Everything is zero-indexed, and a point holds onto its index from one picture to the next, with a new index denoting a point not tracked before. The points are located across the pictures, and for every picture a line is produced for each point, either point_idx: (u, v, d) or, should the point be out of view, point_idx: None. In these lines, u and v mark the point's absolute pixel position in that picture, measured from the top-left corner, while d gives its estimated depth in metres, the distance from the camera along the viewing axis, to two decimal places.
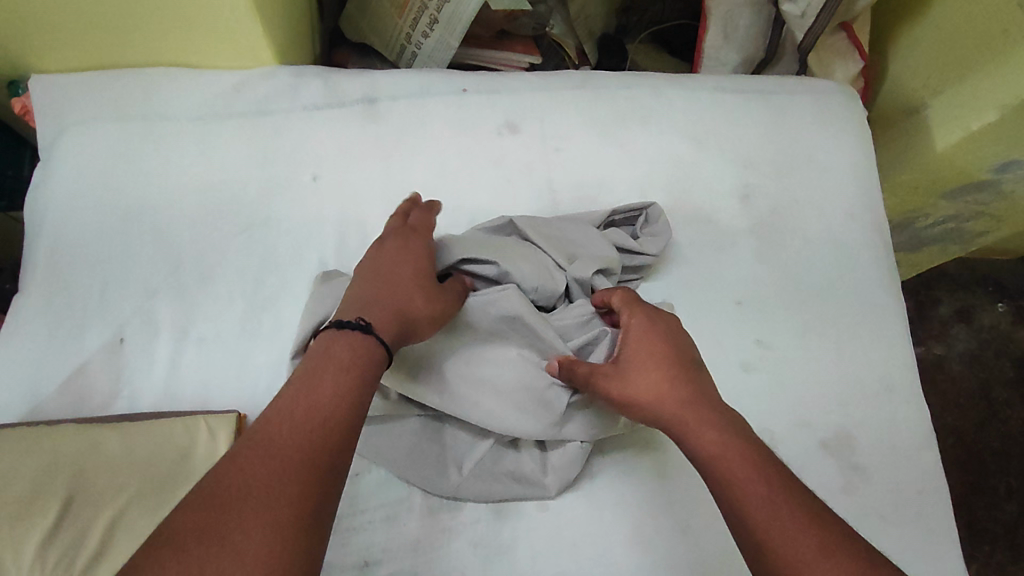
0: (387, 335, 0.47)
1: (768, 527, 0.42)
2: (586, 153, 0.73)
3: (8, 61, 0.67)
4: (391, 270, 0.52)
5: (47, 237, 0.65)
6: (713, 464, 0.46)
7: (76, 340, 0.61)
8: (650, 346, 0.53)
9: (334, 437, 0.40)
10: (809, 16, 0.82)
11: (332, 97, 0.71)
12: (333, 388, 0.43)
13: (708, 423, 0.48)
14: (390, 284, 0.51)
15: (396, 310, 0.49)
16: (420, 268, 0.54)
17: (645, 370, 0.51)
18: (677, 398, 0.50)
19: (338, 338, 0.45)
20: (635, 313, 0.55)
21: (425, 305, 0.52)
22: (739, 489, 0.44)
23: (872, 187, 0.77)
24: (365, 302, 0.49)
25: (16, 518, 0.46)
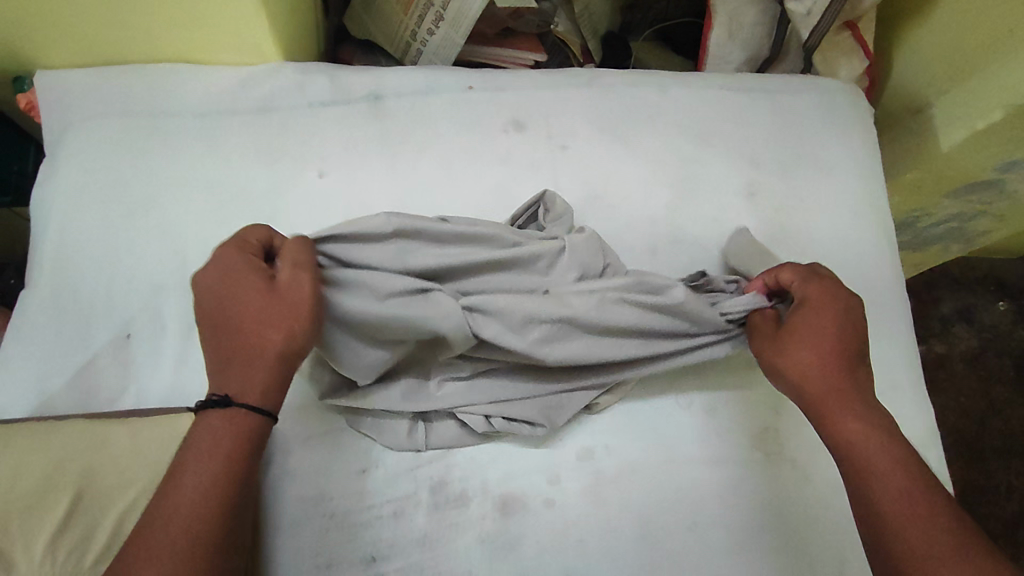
0: (251, 397, 0.47)
1: (890, 510, 0.46)
2: (592, 150, 0.74)
3: (14, 56, 0.67)
4: (226, 316, 0.49)
5: (54, 233, 0.65)
6: (852, 449, 0.50)
7: (83, 335, 0.61)
8: (819, 328, 0.55)
9: (224, 485, 0.44)
10: (814, 14, 0.82)
11: (338, 93, 0.71)
12: (218, 441, 0.45)
13: (854, 411, 0.51)
14: (232, 332, 0.49)
15: (252, 357, 0.48)
16: (247, 293, 0.49)
17: (807, 347, 0.54)
18: (829, 381, 0.53)
19: (205, 415, 0.46)
20: (813, 292, 0.57)
21: (277, 333, 0.48)
22: (870, 474, 0.48)
23: (877, 186, 0.77)
24: (218, 368, 0.48)
25: (27, 511, 0.47)
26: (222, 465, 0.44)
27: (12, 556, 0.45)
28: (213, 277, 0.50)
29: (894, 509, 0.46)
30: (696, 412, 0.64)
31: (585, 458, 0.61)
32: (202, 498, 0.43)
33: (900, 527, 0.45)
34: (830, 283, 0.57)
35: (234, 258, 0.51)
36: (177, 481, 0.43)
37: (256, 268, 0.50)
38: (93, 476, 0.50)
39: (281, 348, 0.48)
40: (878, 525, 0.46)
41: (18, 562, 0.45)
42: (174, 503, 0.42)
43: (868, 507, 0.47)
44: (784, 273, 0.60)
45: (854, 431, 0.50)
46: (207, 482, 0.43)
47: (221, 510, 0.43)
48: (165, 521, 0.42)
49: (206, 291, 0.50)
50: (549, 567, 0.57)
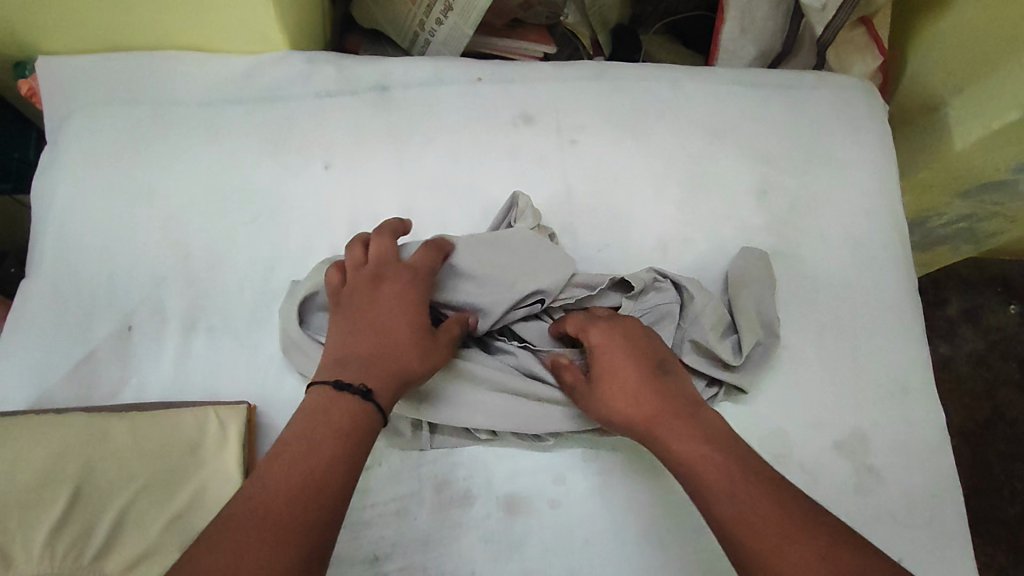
0: (386, 404, 0.48)
1: (732, 518, 0.44)
2: (602, 145, 0.72)
3: (15, 41, 0.66)
4: (388, 322, 0.51)
5: (54, 222, 0.64)
6: (686, 472, 0.48)
7: (83, 326, 0.60)
8: (623, 367, 0.54)
9: (342, 468, 0.43)
10: (830, 9, 0.80)
11: (344, 83, 0.70)
12: (348, 419, 0.46)
13: (678, 429, 0.50)
14: (390, 342, 0.50)
15: (396, 372, 0.49)
16: (415, 316, 0.52)
17: (618, 387, 0.53)
18: (647, 412, 0.52)
19: (342, 396, 0.46)
20: (595, 331, 0.57)
21: (425, 361, 0.51)
22: (705, 490, 0.46)
23: (891, 185, 0.76)
24: (363, 364, 0.49)
25: (27, 505, 0.46)
26: (342, 448, 0.44)
27: (11, 549, 0.45)
28: (394, 286, 0.53)
29: (732, 515, 0.44)
30: None
31: (589, 457, 0.60)
32: (320, 477, 0.42)
33: (742, 530, 0.43)
34: (604, 319, 0.57)
35: (417, 276, 0.54)
36: (306, 449, 0.44)
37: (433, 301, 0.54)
38: (93, 471, 0.49)
39: (416, 374, 0.51)
40: (724, 539, 0.44)
41: (18, 556, 0.45)
42: (297, 471, 0.42)
43: (716, 520, 0.45)
44: (569, 326, 0.59)
45: (683, 449, 0.49)
46: (327, 458, 0.43)
47: (340, 492, 0.43)
48: (285, 487, 0.41)
49: (383, 293, 0.53)
50: (554, 568, 0.56)
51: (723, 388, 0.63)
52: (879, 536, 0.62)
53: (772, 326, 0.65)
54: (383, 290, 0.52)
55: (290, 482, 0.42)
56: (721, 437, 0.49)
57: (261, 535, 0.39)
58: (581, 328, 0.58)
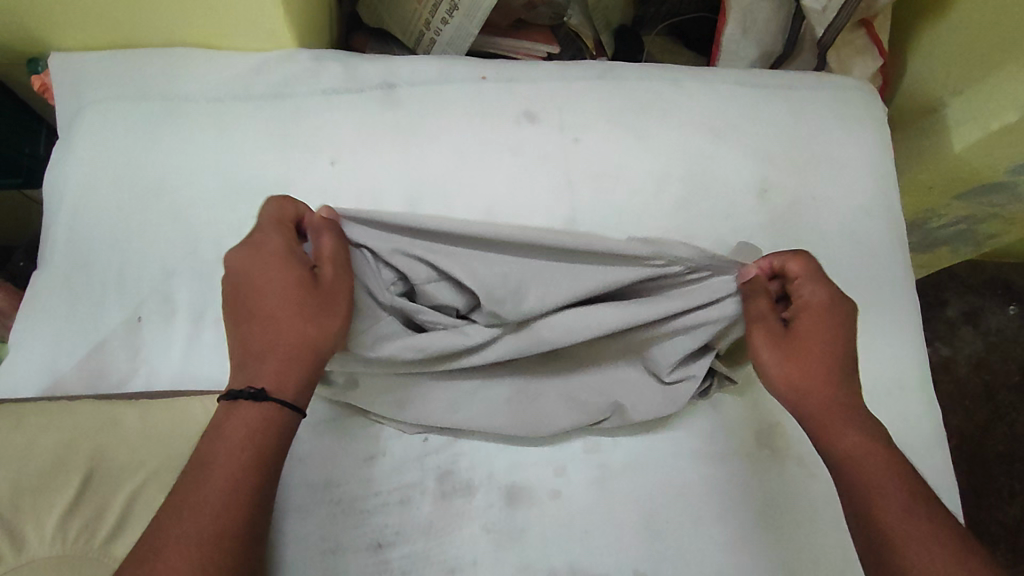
0: (286, 395, 0.46)
1: (879, 510, 0.46)
2: (604, 144, 0.73)
3: (28, 37, 0.67)
4: (262, 302, 0.49)
5: (65, 216, 0.65)
6: (848, 459, 0.49)
7: (93, 317, 0.61)
8: (817, 343, 0.53)
9: (242, 495, 0.42)
10: (830, 11, 0.81)
11: (351, 81, 0.71)
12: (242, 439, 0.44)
13: (852, 420, 0.51)
14: (273, 322, 0.48)
15: (288, 353, 0.47)
16: (287, 283, 0.49)
17: (809, 355, 0.53)
18: (827, 390, 0.52)
19: (238, 406, 0.45)
20: (812, 294, 0.55)
21: (316, 326, 0.48)
22: (861, 479, 0.48)
23: (889, 185, 0.77)
24: (253, 363, 0.47)
25: (40, 489, 0.47)
26: (241, 471, 0.43)
27: (23, 532, 0.45)
28: (255, 260, 0.50)
29: (883, 507, 0.46)
30: (702, 406, 0.64)
31: (589, 450, 0.61)
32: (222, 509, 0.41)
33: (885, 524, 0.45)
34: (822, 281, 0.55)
35: (278, 242, 0.51)
36: (213, 452, 0.43)
37: (301, 260, 0.50)
38: (105, 455, 0.50)
39: (312, 344, 0.48)
40: (878, 531, 0.46)
41: (29, 539, 0.45)
42: (193, 504, 0.41)
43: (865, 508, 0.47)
44: (791, 264, 0.56)
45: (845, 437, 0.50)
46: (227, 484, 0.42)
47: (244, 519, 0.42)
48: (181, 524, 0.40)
49: (250, 274, 0.50)
50: (554, 557, 0.57)
51: (715, 379, 0.62)
52: None
53: None
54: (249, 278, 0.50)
55: (184, 518, 0.41)
56: (891, 444, 0.50)
57: (172, 540, 0.40)
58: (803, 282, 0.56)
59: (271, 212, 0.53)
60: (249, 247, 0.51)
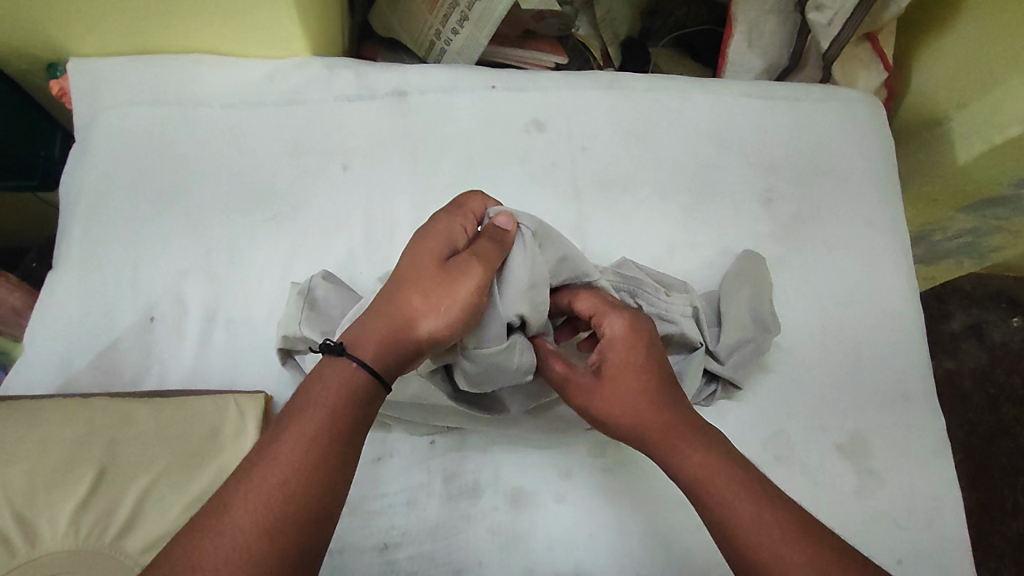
0: (364, 355, 0.47)
1: (731, 532, 0.45)
2: (611, 153, 0.74)
3: (49, 42, 0.68)
4: (401, 266, 0.52)
5: (81, 216, 0.66)
6: (697, 486, 0.48)
7: (107, 316, 0.62)
8: (631, 372, 0.53)
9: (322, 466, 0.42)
10: (835, 25, 0.82)
11: (363, 88, 0.72)
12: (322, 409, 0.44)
13: (691, 442, 0.50)
14: (398, 287, 0.50)
15: (387, 317, 0.49)
16: (426, 254, 0.52)
17: (626, 386, 0.53)
18: (658, 419, 0.51)
19: (326, 361, 0.47)
20: (608, 323, 0.56)
21: (421, 302, 0.49)
22: (710, 506, 0.47)
23: (894, 197, 0.77)
24: (361, 320, 0.49)
25: (54, 484, 0.48)
26: (312, 448, 0.42)
27: (37, 527, 0.47)
28: (424, 230, 0.53)
29: (733, 528, 0.45)
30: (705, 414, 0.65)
31: (595, 454, 0.61)
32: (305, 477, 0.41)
33: (741, 545, 0.45)
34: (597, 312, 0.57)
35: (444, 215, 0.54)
36: (304, 408, 0.44)
37: (450, 240, 0.53)
38: (117, 453, 0.51)
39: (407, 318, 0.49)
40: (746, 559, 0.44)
41: (43, 533, 0.47)
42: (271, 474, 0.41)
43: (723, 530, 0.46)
44: (581, 304, 0.58)
45: (685, 459, 0.49)
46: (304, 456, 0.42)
47: (320, 494, 0.41)
48: (254, 494, 0.40)
49: (411, 239, 0.54)
50: (559, 560, 0.58)
51: (720, 385, 0.66)
52: (878, 538, 0.63)
53: (765, 324, 0.66)
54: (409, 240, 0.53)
55: (264, 483, 0.40)
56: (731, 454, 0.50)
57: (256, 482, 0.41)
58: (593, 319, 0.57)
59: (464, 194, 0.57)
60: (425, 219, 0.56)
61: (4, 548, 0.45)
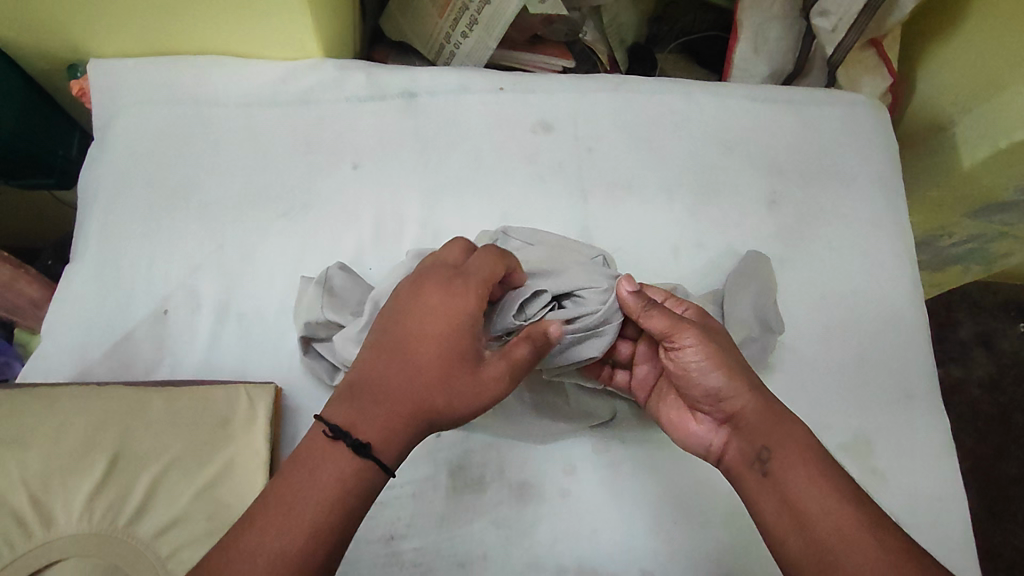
0: (389, 458, 0.45)
1: (824, 511, 0.45)
2: (616, 154, 0.75)
3: (70, 43, 0.70)
4: (421, 359, 0.48)
5: (98, 212, 0.68)
6: (795, 455, 0.48)
7: (122, 309, 0.64)
8: (732, 348, 0.54)
9: (316, 538, 0.42)
10: (840, 30, 0.83)
11: (374, 90, 0.74)
12: (319, 484, 0.43)
13: (788, 417, 0.51)
14: (414, 377, 0.47)
15: (411, 415, 0.47)
16: (451, 356, 0.48)
17: (727, 353, 0.53)
18: (756, 390, 0.52)
19: (337, 449, 0.44)
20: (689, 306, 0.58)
21: (453, 409, 0.48)
22: (805, 483, 0.47)
23: (898, 200, 0.78)
24: (377, 411, 0.46)
25: (70, 470, 0.50)
26: (320, 504, 0.42)
27: (52, 510, 0.49)
28: (441, 313, 0.49)
29: (829, 506, 0.45)
30: None
31: (599, 449, 0.62)
32: (302, 554, 0.41)
33: (837, 523, 0.44)
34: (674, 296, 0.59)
35: (468, 307, 0.49)
36: (312, 465, 0.44)
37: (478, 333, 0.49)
38: (130, 439, 0.52)
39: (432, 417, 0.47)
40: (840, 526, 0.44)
41: (58, 517, 0.49)
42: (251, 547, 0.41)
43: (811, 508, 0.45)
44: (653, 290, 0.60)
45: (790, 435, 0.49)
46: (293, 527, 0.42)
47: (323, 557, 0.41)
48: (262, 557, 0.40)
49: (427, 326, 0.49)
50: (562, 554, 0.58)
51: None
52: None
53: (769, 326, 0.67)
54: (424, 315, 0.49)
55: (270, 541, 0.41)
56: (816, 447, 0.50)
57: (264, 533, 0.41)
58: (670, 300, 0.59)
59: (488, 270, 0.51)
60: (439, 283, 0.50)
61: (21, 530, 0.47)
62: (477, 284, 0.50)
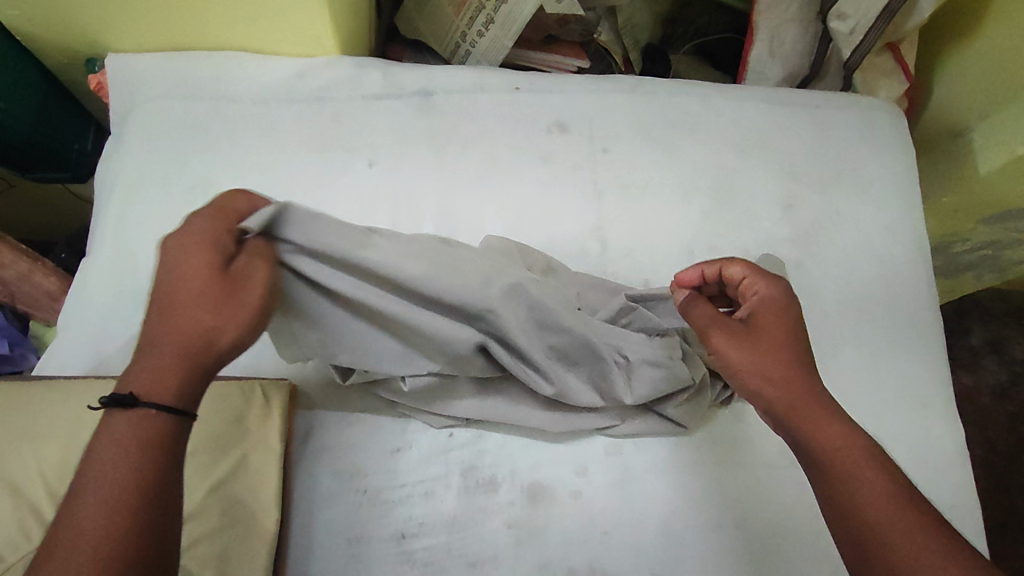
0: (168, 400, 0.40)
1: (864, 509, 0.43)
2: (631, 154, 0.75)
3: (89, 37, 0.70)
4: (176, 293, 0.43)
5: (115, 205, 0.68)
6: (831, 460, 0.46)
7: (137, 303, 0.64)
8: (769, 343, 0.51)
9: (138, 523, 0.37)
10: (858, 32, 0.82)
11: (390, 88, 0.74)
12: (121, 462, 0.38)
13: (827, 421, 0.47)
14: (175, 318, 0.42)
15: (188, 349, 0.42)
16: (201, 276, 0.44)
17: (759, 351, 0.51)
18: (786, 390, 0.49)
19: (112, 417, 0.39)
20: (761, 286, 0.55)
21: (224, 326, 0.43)
22: (846, 482, 0.44)
23: (915, 206, 0.77)
24: (144, 362, 0.41)
25: None
26: (136, 473, 0.37)
27: (67, 503, 0.48)
28: (188, 247, 0.45)
29: (869, 508, 0.43)
30: (721, 411, 0.64)
31: (612, 452, 0.62)
32: (111, 528, 0.36)
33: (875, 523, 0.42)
34: (754, 273, 0.56)
35: (201, 232, 0.45)
36: (117, 440, 0.38)
37: (223, 255, 0.45)
38: None
39: (216, 337, 0.43)
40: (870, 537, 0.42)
41: None
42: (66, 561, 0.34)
43: (853, 512, 0.43)
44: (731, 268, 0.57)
45: (825, 432, 0.47)
46: (109, 528, 0.36)
47: (141, 524, 0.37)
48: (75, 537, 0.35)
49: (181, 262, 0.44)
50: (573, 556, 0.58)
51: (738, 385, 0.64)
52: None
53: None
54: (167, 256, 0.44)
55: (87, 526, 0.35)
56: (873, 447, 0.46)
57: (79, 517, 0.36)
58: (749, 278, 0.56)
59: (224, 203, 0.49)
60: (181, 231, 0.46)
61: (36, 521, 0.46)
62: (210, 217, 0.47)
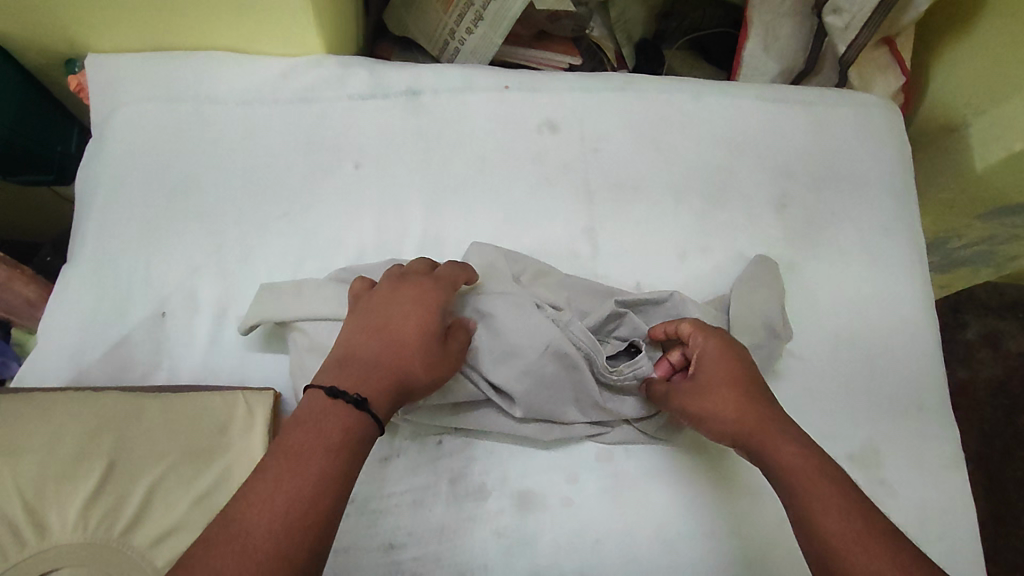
0: (380, 409, 0.48)
1: (816, 513, 0.45)
2: (622, 154, 0.74)
3: (67, 38, 0.69)
4: (397, 329, 0.52)
5: (95, 211, 0.67)
6: (786, 471, 0.49)
7: (118, 311, 0.63)
8: (724, 390, 0.55)
9: (320, 502, 0.41)
10: (853, 28, 0.81)
11: (376, 87, 0.72)
12: (327, 442, 0.44)
13: (783, 437, 0.51)
14: (393, 350, 0.51)
15: (393, 376, 0.50)
16: (420, 325, 0.53)
17: (716, 398, 0.55)
18: (745, 419, 0.53)
19: (328, 408, 0.45)
20: (705, 339, 0.58)
21: (424, 370, 0.52)
22: (797, 492, 0.47)
23: (910, 205, 0.76)
24: (360, 370, 0.49)
25: (64, 476, 0.49)
26: (331, 460, 0.43)
27: (47, 518, 0.47)
28: (408, 298, 0.55)
29: (819, 513, 0.45)
30: None
31: (603, 459, 0.61)
32: (297, 499, 0.40)
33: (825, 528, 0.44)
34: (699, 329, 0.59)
35: (437, 294, 0.55)
36: (319, 424, 0.44)
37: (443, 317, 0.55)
38: (126, 448, 0.52)
39: (410, 380, 0.51)
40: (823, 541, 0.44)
41: (52, 525, 0.47)
42: (247, 530, 0.38)
43: (799, 518, 0.46)
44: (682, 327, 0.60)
45: (779, 447, 0.50)
46: (291, 500, 0.40)
47: (329, 502, 0.41)
48: (260, 506, 0.40)
49: (400, 305, 0.54)
50: (564, 565, 0.57)
51: None
52: None
53: (776, 329, 0.65)
54: (399, 298, 0.54)
55: (277, 505, 0.39)
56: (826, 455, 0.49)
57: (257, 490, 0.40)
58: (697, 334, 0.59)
59: (449, 274, 0.58)
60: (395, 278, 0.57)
61: (15, 538, 0.46)
62: (439, 276, 0.57)
